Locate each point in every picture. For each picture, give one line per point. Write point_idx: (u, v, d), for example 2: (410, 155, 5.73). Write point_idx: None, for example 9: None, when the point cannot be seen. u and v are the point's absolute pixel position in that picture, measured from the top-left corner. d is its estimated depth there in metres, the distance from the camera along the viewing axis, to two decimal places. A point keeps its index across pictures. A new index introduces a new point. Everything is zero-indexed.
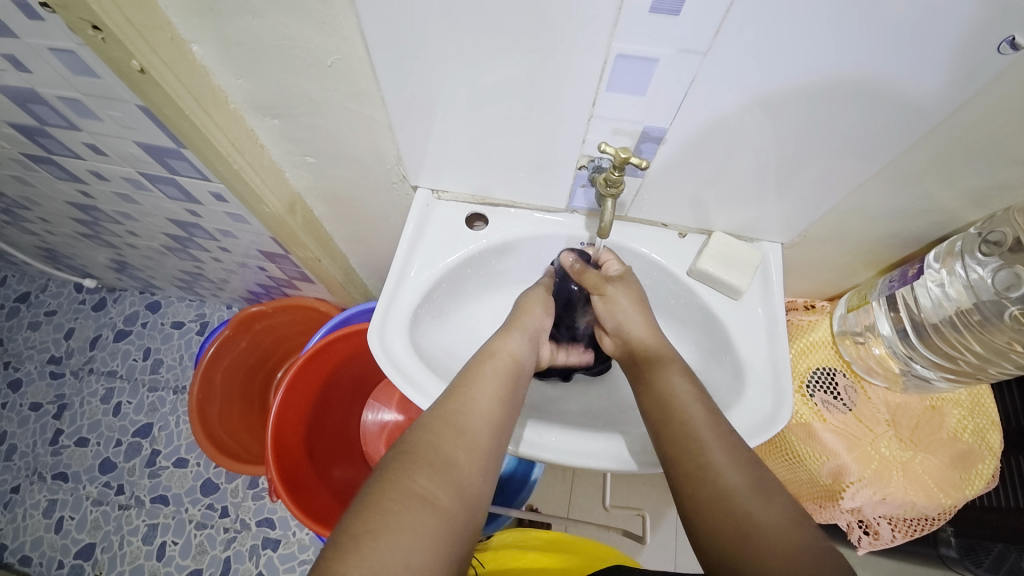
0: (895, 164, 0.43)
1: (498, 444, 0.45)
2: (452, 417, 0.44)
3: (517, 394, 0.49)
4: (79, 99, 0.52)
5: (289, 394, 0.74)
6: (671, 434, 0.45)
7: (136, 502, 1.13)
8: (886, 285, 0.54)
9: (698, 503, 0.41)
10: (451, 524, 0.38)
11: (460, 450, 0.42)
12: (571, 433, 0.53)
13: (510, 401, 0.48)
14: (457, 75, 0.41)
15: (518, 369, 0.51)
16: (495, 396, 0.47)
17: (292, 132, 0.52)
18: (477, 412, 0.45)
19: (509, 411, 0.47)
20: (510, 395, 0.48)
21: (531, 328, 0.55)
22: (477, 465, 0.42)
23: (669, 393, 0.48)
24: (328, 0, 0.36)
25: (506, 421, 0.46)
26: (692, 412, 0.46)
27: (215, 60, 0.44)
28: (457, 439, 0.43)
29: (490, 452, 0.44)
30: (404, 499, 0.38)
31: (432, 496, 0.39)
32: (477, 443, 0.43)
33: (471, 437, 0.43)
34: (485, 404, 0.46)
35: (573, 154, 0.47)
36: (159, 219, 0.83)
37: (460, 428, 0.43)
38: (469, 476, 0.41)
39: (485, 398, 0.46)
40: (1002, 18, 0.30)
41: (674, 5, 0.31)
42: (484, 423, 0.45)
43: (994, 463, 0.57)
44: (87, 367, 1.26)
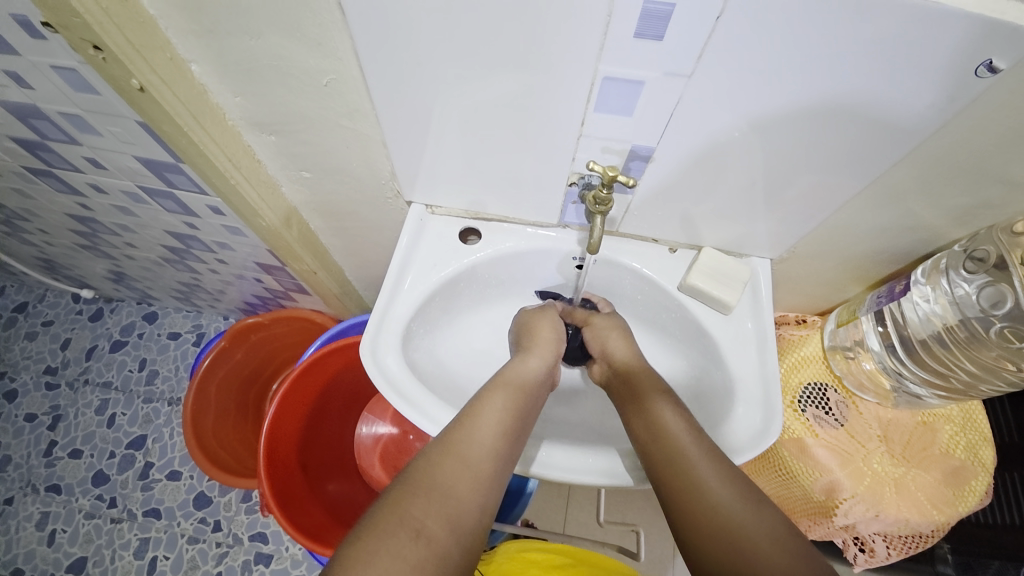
0: (879, 182, 0.44)
1: (501, 475, 0.44)
2: (453, 447, 0.43)
3: (525, 423, 0.48)
4: (80, 115, 0.53)
5: (282, 407, 0.74)
6: (664, 458, 0.45)
7: (128, 516, 1.12)
8: (874, 300, 0.55)
9: (696, 522, 0.41)
10: (444, 558, 0.37)
11: (459, 480, 0.41)
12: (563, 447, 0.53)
13: (514, 427, 0.46)
14: (450, 95, 0.41)
15: (528, 398, 0.49)
16: (501, 426, 0.46)
17: (288, 148, 0.53)
18: (481, 442, 0.44)
19: (513, 438, 0.46)
20: (518, 425, 0.47)
21: (548, 352, 0.54)
22: (476, 496, 0.41)
23: (657, 417, 0.47)
24: (323, 23, 0.37)
25: (511, 452, 0.45)
26: (681, 436, 0.45)
27: (212, 78, 0.45)
28: (458, 469, 0.42)
29: (491, 483, 0.43)
30: (397, 529, 0.37)
31: (426, 528, 0.38)
32: (478, 474, 0.42)
33: (473, 467, 0.42)
34: (490, 434, 0.45)
35: (564, 170, 0.48)
36: (157, 232, 0.83)
37: (461, 458, 0.42)
38: (467, 508, 0.40)
39: (491, 429, 0.45)
40: (975, 45, 0.31)
41: (658, 30, 0.32)
42: (486, 452, 0.43)
43: (987, 479, 0.57)
44: (83, 378, 1.25)
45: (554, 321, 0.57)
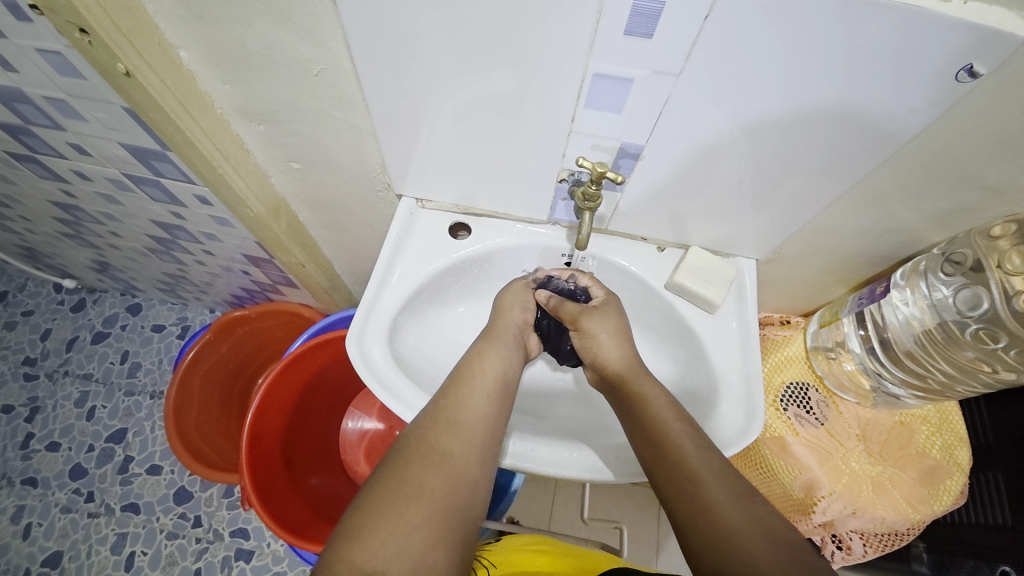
0: (861, 185, 0.44)
1: (494, 436, 0.44)
2: (445, 413, 0.44)
3: (511, 389, 0.49)
4: (64, 99, 0.52)
5: (266, 400, 0.73)
6: (648, 437, 0.46)
7: (106, 510, 1.10)
8: (856, 302, 0.55)
9: (680, 503, 0.42)
10: (449, 515, 0.38)
11: (454, 442, 0.42)
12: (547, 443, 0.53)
13: (504, 394, 0.47)
14: (441, 88, 0.41)
15: (508, 364, 0.50)
16: (488, 390, 0.47)
17: (276, 138, 0.52)
18: (471, 405, 0.45)
19: (503, 405, 0.47)
20: (505, 388, 0.48)
21: (516, 324, 0.55)
22: (472, 457, 0.42)
23: (642, 397, 0.49)
24: (313, 11, 0.37)
25: (501, 415, 0.46)
26: (664, 415, 0.47)
27: (201, 64, 0.45)
28: (452, 432, 0.42)
29: (486, 445, 0.43)
30: (399, 491, 0.38)
31: (428, 487, 0.38)
32: (472, 436, 0.43)
33: (464, 428, 0.43)
34: (479, 397, 0.45)
35: (553, 167, 0.49)
36: (143, 221, 0.82)
37: (455, 424, 0.43)
38: (466, 467, 0.41)
39: (478, 392, 0.46)
40: (953, 52, 0.31)
41: (648, 29, 0.33)
42: (478, 418, 0.44)
43: (962, 479, 0.58)
44: (62, 369, 1.23)
45: (524, 296, 0.56)
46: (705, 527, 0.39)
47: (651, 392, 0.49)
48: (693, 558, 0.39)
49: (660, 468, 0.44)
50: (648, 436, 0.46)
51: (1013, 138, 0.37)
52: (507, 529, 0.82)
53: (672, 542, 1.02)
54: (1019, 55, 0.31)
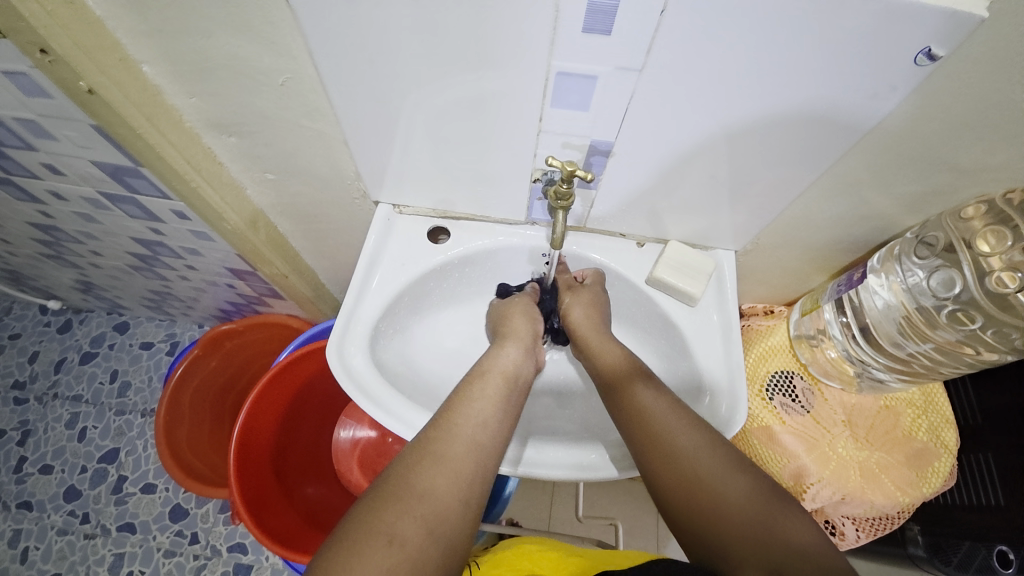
0: (831, 171, 0.45)
1: (483, 472, 0.42)
2: (429, 447, 0.42)
3: (507, 419, 0.47)
4: (33, 119, 0.52)
5: (253, 413, 0.73)
6: (648, 445, 0.45)
7: (102, 532, 1.08)
8: (834, 289, 0.56)
9: (679, 498, 0.42)
10: (422, 559, 0.36)
11: (436, 479, 0.40)
12: (535, 442, 0.52)
13: (495, 423, 0.45)
14: (408, 94, 0.41)
15: (507, 392, 0.48)
16: (480, 421, 0.45)
17: (249, 149, 0.52)
18: (458, 439, 0.43)
19: (495, 436, 0.45)
20: (501, 419, 0.46)
21: (527, 340, 0.54)
22: (456, 495, 0.40)
23: (642, 406, 0.47)
24: (274, 21, 0.36)
25: (494, 448, 0.44)
26: (666, 421, 0.45)
27: (166, 79, 0.44)
28: (434, 467, 0.40)
29: (472, 482, 0.41)
30: (372, 536, 0.36)
31: (401, 532, 0.36)
32: (458, 472, 0.41)
33: (451, 465, 0.41)
34: (467, 430, 0.43)
35: (526, 167, 0.49)
36: (123, 239, 0.81)
37: (439, 458, 0.41)
38: (447, 506, 0.39)
39: (468, 425, 0.44)
40: (909, 37, 0.31)
41: (607, 26, 0.33)
42: (465, 450, 0.42)
43: (949, 460, 0.59)
44: (52, 391, 1.21)
45: (530, 311, 0.57)
46: (708, 511, 0.40)
47: (653, 402, 0.47)
48: (694, 547, 0.41)
49: (661, 471, 0.43)
50: (647, 444, 0.45)
51: (977, 120, 0.37)
52: (504, 531, 0.82)
53: (671, 536, 1.02)
54: (974, 36, 0.32)
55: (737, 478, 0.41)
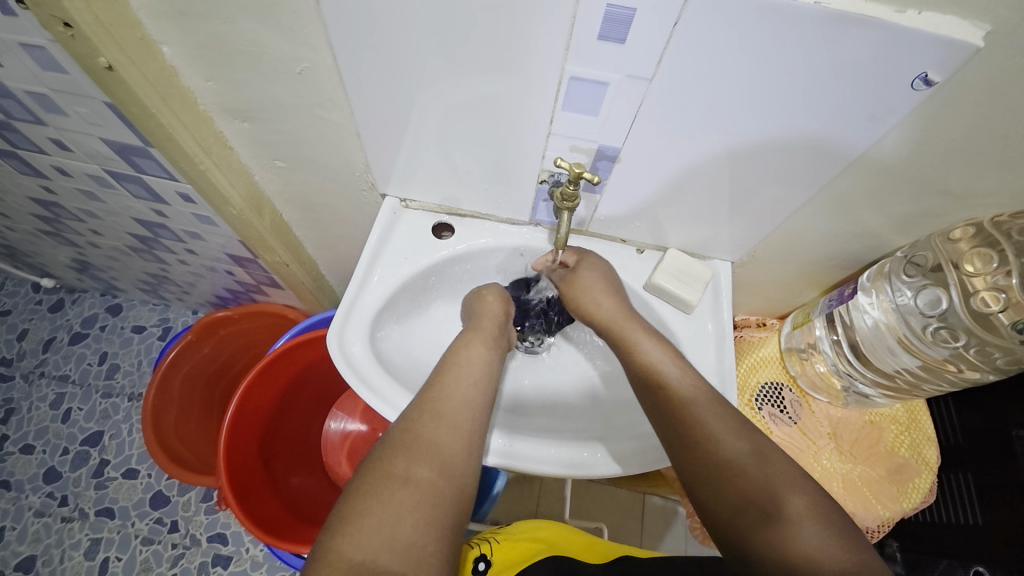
0: (828, 189, 0.46)
1: (479, 418, 0.44)
2: (427, 402, 0.44)
3: (495, 373, 0.49)
4: (46, 94, 0.52)
5: (246, 397, 0.73)
6: (666, 423, 0.46)
7: (80, 515, 1.07)
8: (826, 304, 0.57)
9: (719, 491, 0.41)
10: (437, 499, 0.39)
11: (438, 431, 0.42)
12: (520, 438, 0.52)
13: (486, 376, 0.48)
14: (423, 89, 0.42)
15: (492, 353, 0.50)
16: (472, 379, 0.47)
17: (260, 135, 0.53)
18: (453, 395, 0.45)
19: (486, 387, 0.47)
20: (487, 373, 0.48)
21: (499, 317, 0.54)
22: (458, 444, 0.42)
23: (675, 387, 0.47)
24: (297, 10, 0.37)
25: (485, 400, 0.46)
26: (696, 401, 0.46)
27: (184, 61, 0.45)
28: (435, 421, 0.43)
29: (471, 432, 0.43)
30: (385, 483, 0.38)
31: (413, 476, 0.39)
32: (456, 425, 0.43)
33: (450, 419, 0.43)
34: (460, 388, 0.45)
35: (534, 168, 0.50)
36: (125, 219, 0.81)
37: (437, 412, 0.43)
38: (452, 455, 0.41)
39: (460, 382, 0.46)
40: (911, 61, 0.33)
41: (621, 34, 0.34)
42: (461, 402, 0.44)
43: (930, 477, 0.59)
44: (39, 370, 1.20)
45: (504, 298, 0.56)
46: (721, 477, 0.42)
47: (674, 373, 0.48)
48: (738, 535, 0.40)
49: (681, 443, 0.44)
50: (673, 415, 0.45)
51: (971, 146, 0.38)
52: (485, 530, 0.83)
53: (654, 542, 1.05)
54: (970, 63, 0.33)
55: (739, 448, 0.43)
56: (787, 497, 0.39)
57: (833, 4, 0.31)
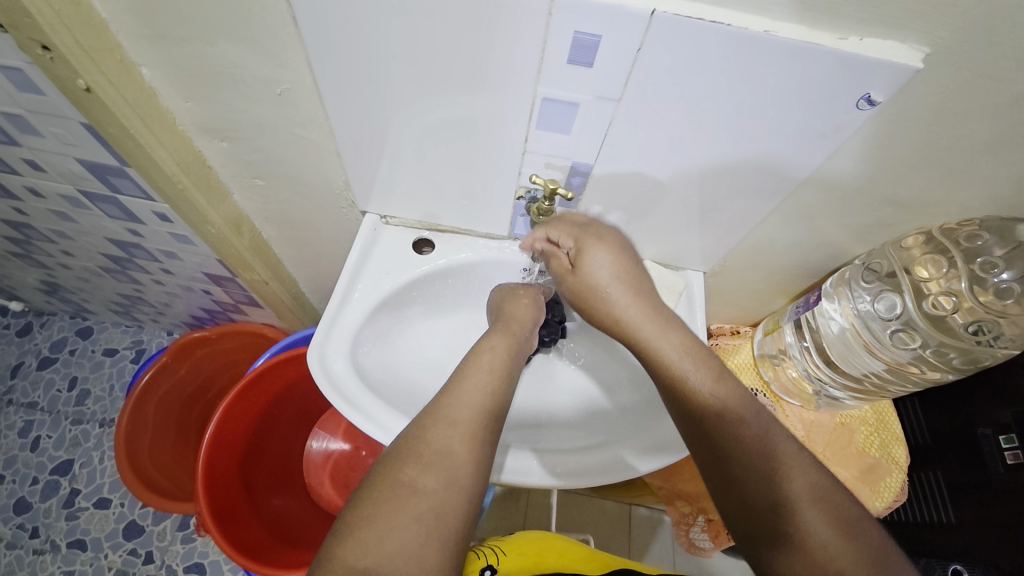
0: (790, 202, 0.49)
1: (495, 426, 0.42)
2: (441, 407, 0.42)
3: (513, 378, 0.47)
4: (21, 114, 0.51)
5: (226, 417, 0.72)
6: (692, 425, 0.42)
7: (52, 548, 1.02)
8: (793, 311, 0.60)
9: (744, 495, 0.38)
10: (447, 510, 0.37)
11: (451, 438, 0.40)
12: (513, 450, 0.53)
13: (505, 380, 0.45)
14: (402, 110, 0.44)
15: (512, 356, 0.48)
16: (490, 383, 0.44)
17: (240, 154, 0.53)
18: (469, 400, 0.42)
19: (504, 392, 0.45)
20: (505, 377, 0.46)
21: (527, 321, 0.54)
22: (472, 452, 0.40)
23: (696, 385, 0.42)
24: (277, 34, 0.39)
25: (502, 406, 0.44)
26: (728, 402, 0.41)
27: (164, 82, 0.45)
28: (448, 428, 0.40)
29: (486, 441, 0.41)
30: (393, 491, 0.37)
31: (421, 486, 0.37)
32: (471, 432, 0.40)
33: (464, 426, 0.41)
34: (477, 392, 0.43)
35: (511, 184, 0.51)
36: (98, 239, 0.80)
37: (450, 418, 0.41)
38: (463, 465, 0.39)
39: (478, 387, 0.43)
40: (855, 83, 0.35)
41: (589, 58, 0.36)
42: (476, 409, 0.42)
43: (901, 476, 0.61)
44: (5, 398, 1.15)
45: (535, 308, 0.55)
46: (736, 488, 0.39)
47: (693, 373, 0.43)
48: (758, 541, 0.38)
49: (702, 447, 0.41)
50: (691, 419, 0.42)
51: (917, 159, 0.41)
52: None
53: (642, 554, 1.05)
54: (909, 85, 0.36)
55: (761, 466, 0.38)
56: (811, 509, 0.36)
57: (782, 32, 0.33)
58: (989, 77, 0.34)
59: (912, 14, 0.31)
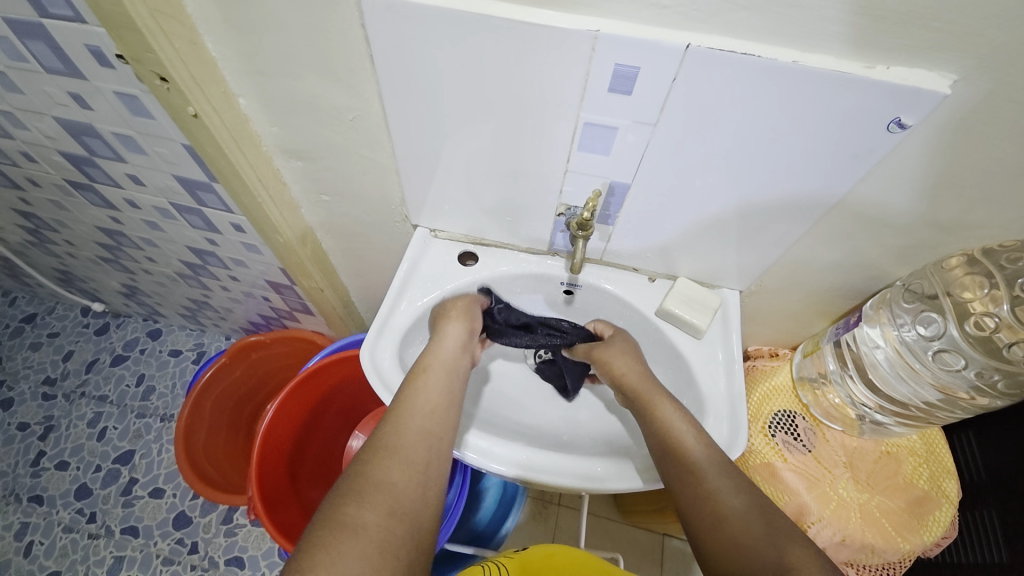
0: (824, 223, 0.50)
1: (434, 456, 0.46)
2: (383, 443, 0.45)
3: (453, 405, 0.50)
4: (130, 135, 0.60)
5: (278, 414, 0.77)
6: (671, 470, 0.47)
7: (106, 532, 1.10)
8: (834, 332, 0.60)
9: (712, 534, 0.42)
10: (391, 541, 0.39)
11: (392, 471, 0.43)
12: (523, 446, 0.55)
13: (442, 410, 0.49)
14: (456, 134, 0.49)
15: (450, 383, 0.52)
16: (428, 411, 0.48)
17: (311, 173, 0.60)
18: (407, 431, 0.46)
19: (444, 421, 0.48)
20: (444, 409, 0.49)
21: (465, 333, 0.57)
22: (413, 482, 0.43)
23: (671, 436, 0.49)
24: (356, 70, 0.45)
25: (442, 437, 0.47)
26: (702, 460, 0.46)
27: (255, 110, 0.52)
28: (390, 458, 0.44)
29: (428, 470, 0.44)
30: (337, 530, 0.38)
31: (363, 521, 0.39)
32: (411, 461, 0.44)
33: (404, 455, 0.44)
34: (416, 423, 0.47)
35: (552, 201, 0.55)
36: (179, 247, 0.89)
37: (391, 451, 0.44)
38: (405, 492, 0.42)
39: (416, 416, 0.47)
40: (886, 107, 0.37)
41: (627, 87, 0.40)
42: (416, 439, 0.46)
43: (951, 511, 0.59)
44: (80, 390, 1.27)
45: (473, 300, 0.61)
46: (705, 518, 0.43)
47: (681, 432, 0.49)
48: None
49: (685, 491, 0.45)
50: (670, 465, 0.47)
51: (953, 181, 0.42)
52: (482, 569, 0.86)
53: None
54: (940, 107, 0.37)
55: (737, 497, 0.44)
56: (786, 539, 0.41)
57: (811, 62, 0.36)
58: (1020, 103, 0.35)
59: (939, 43, 0.33)
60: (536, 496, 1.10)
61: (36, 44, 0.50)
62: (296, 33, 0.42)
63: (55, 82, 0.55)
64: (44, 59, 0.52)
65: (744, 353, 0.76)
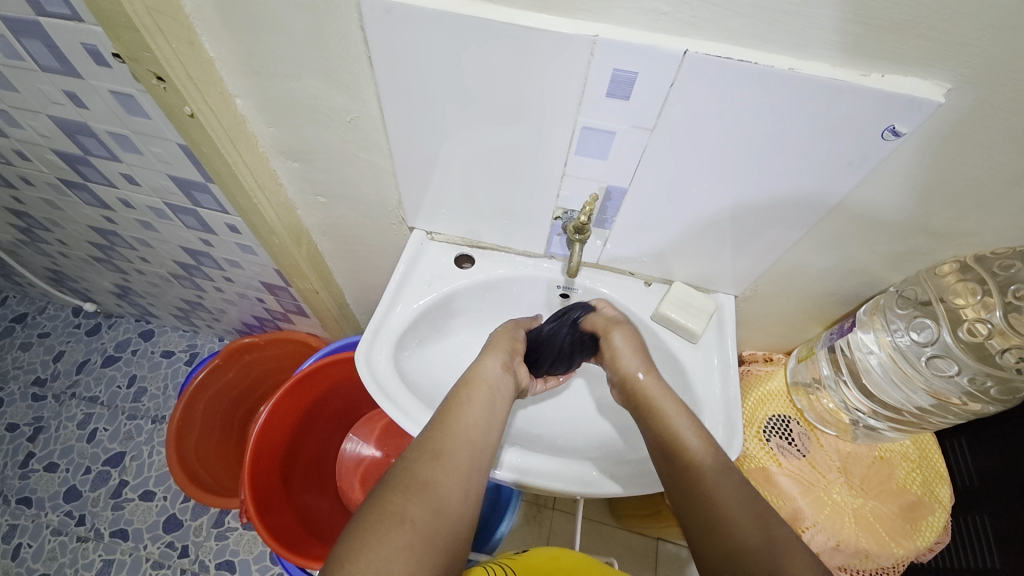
0: (818, 229, 0.50)
1: (479, 463, 0.45)
2: (430, 443, 0.44)
3: (500, 416, 0.49)
4: (125, 134, 0.60)
5: (272, 417, 0.77)
6: (674, 475, 0.47)
7: (95, 536, 1.08)
8: (828, 337, 0.61)
9: (712, 541, 0.42)
10: (433, 540, 0.39)
11: (437, 471, 0.42)
12: (520, 450, 0.55)
13: (491, 420, 0.48)
14: (454, 135, 0.49)
15: (495, 396, 0.50)
16: (474, 421, 0.47)
17: (308, 174, 0.60)
18: (455, 436, 0.45)
19: (492, 431, 0.48)
20: (493, 420, 0.48)
21: (506, 353, 0.55)
22: (459, 485, 0.42)
23: (678, 439, 0.48)
24: (354, 72, 0.45)
25: (489, 445, 0.47)
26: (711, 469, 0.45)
27: (252, 110, 0.52)
28: (435, 461, 0.43)
29: (473, 476, 0.44)
30: (382, 521, 0.38)
31: (409, 516, 0.39)
32: (457, 467, 0.43)
33: (451, 459, 0.43)
34: (466, 428, 0.46)
35: (548, 205, 0.55)
36: (173, 247, 0.89)
37: (437, 453, 0.44)
38: (448, 497, 0.41)
39: (463, 422, 0.46)
40: (882, 114, 0.37)
41: (625, 92, 0.40)
42: (464, 445, 0.45)
43: (944, 516, 0.59)
44: (70, 391, 1.26)
45: (514, 327, 0.60)
46: (706, 523, 0.43)
47: (692, 439, 0.48)
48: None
49: (689, 495, 0.45)
50: (675, 468, 0.47)
51: (946, 189, 0.42)
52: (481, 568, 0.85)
53: None
54: (934, 115, 0.37)
55: (739, 501, 0.43)
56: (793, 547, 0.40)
57: (807, 69, 0.36)
58: (1011, 114, 0.36)
59: (932, 53, 0.34)
60: (531, 499, 1.09)
61: (31, 42, 0.49)
62: (296, 34, 0.42)
63: (49, 79, 0.54)
64: (39, 57, 0.51)
65: (739, 358, 0.76)
